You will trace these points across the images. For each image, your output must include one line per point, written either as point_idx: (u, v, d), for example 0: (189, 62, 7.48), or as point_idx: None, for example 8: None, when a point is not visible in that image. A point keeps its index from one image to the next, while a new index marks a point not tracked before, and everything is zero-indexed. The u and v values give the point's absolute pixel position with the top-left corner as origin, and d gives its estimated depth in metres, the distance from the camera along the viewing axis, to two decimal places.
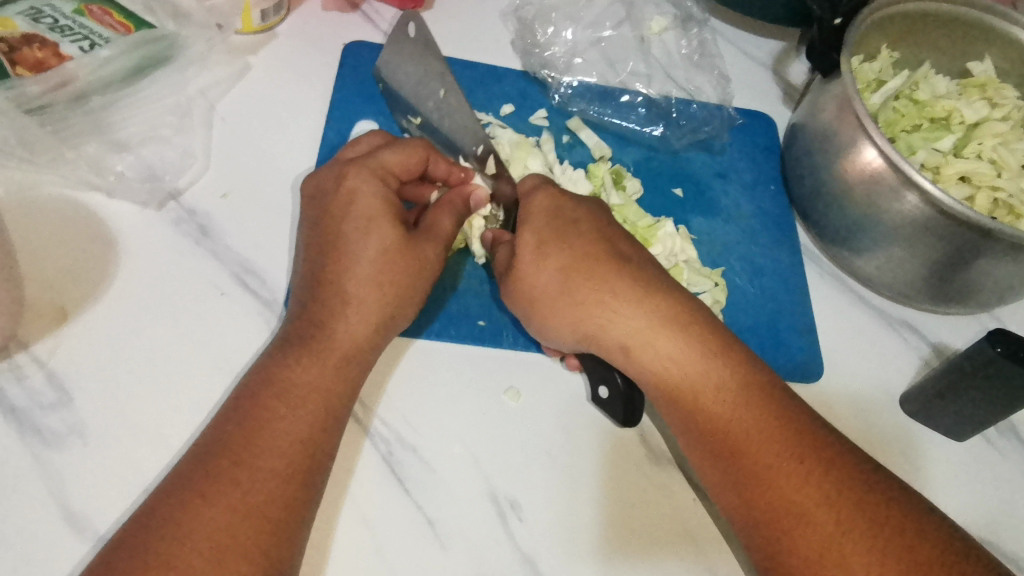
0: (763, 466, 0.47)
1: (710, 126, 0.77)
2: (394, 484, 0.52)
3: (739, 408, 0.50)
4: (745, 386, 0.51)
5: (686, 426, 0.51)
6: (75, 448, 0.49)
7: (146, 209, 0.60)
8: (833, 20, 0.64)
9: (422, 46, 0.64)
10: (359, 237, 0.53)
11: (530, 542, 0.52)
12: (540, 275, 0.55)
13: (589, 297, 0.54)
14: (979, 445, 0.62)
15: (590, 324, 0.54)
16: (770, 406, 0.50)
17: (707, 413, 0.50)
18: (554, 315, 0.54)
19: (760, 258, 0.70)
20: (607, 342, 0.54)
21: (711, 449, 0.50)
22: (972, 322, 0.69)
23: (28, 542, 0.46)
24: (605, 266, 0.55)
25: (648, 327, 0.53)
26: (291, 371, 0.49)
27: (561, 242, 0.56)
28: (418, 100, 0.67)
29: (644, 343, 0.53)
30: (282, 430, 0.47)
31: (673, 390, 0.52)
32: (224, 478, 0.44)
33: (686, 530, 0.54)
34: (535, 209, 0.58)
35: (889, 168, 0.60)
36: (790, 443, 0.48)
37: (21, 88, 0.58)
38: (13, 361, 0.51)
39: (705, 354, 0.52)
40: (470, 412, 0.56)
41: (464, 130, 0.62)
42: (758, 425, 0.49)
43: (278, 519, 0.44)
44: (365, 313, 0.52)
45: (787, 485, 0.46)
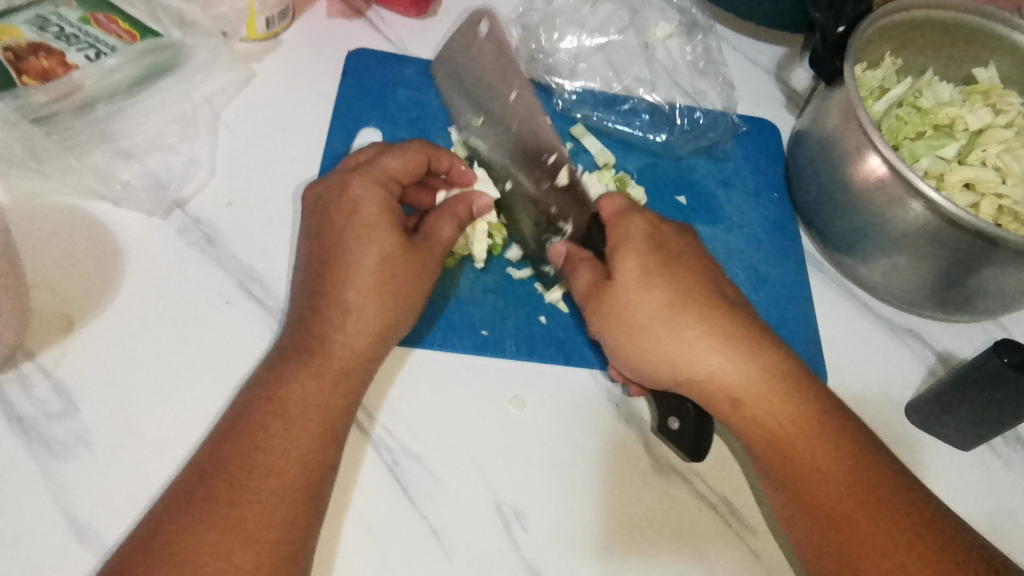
0: (869, 540, 0.47)
1: (714, 133, 0.77)
2: (399, 494, 0.52)
3: (841, 465, 0.50)
4: (856, 451, 0.50)
5: (779, 473, 0.52)
6: (81, 458, 0.49)
7: (152, 217, 0.60)
8: (835, 28, 0.65)
9: (494, 46, 0.68)
10: (359, 245, 0.53)
11: (535, 551, 0.52)
12: (645, 306, 0.55)
13: (695, 335, 0.54)
14: (984, 454, 0.62)
15: (696, 366, 0.53)
16: (864, 464, 0.50)
17: (815, 475, 0.50)
18: (656, 345, 0.54)
19: (763, 267, 0.71)
20: (713, 388, 0.53)
21: (811, 512, 0.50)
22: (978, 330, 0.69)
23: (35, 552, 0.46)
24: (712, 308, 0.55)
25: (762, 382, 0.53)
26: (289, 386, 0.50)
27: (668, 278, 0.56)
28: (486, 99, 0.67)
29: (758, 398, 0.53)
30: (282, 448, 0.47)
31: (783, 449, 0.52)
32: (220, 500, 0.44)
33: (691, 540, 0.54)
34: (631, 232, 0.58)
35: (893, 175, 0.59)
36: (880, 503, 0.48)
37: (27, 97, 0.59)
38: (19, 370, 0.51)
39: (809, 408, 0.52)
40: (473, 421, 0.56)
41: (534, 133, 0.64)
42: (870, 498, 0.48)
43: (277, 539, 0.44)
44: (364, 321, 0.52)
45: (877, 548, 0.47)
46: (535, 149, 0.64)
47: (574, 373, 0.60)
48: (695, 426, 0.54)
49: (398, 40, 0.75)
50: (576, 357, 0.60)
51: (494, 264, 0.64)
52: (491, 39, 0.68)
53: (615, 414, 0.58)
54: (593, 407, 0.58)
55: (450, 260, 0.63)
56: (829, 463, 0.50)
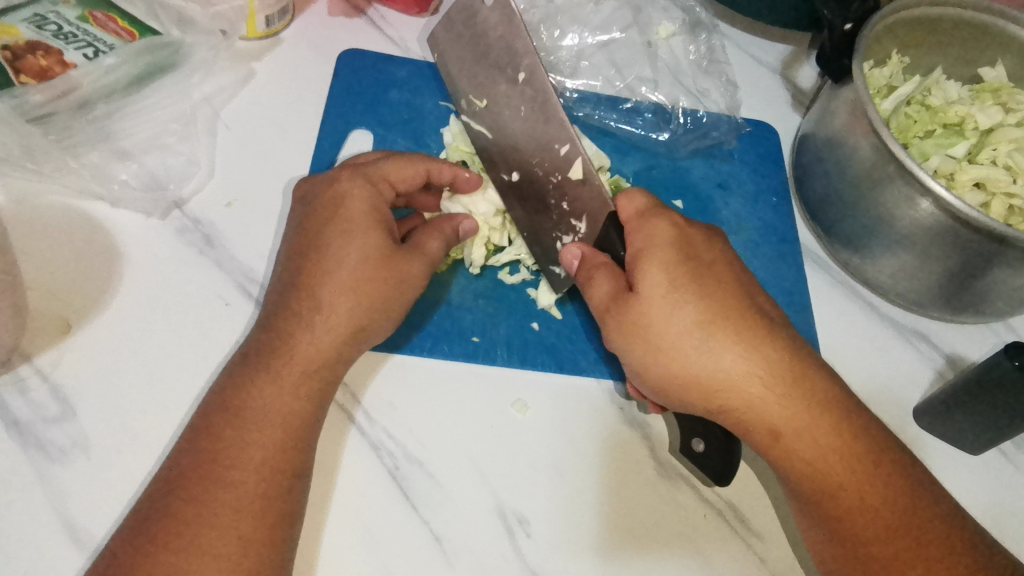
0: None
1: (717, 133, 0.76)
2: (399, 499, 0.51)
3: (887, 500, 0.49)
4: (896, 484, 0.49)
5: (815, 504, 0.50)
6: (78, 463, 0.49)
7: (150, 218, 0.59)
8: (842, 26, 0.63)
9: (500, 14, 0.61)
10: (341, 242, 0.52)
11: (538, 556, 0.51)
12: (677, 327, 0.51)
13: (733, 361, 0.50)
14: (992, 458, 0.61)
15: (735, 396, 0.50)
16: (909, 499, 0.49)
17: (858, 514, 0.49)
18: (688, 370, 0.50)
19: (762, 273, 0.70)
20: (750, 417, 0.51)
21: (857, 556, 0.48)
22: (988, 333, 0.68)
23: (30, 558, 0.46)
24: (749, 327, 0.52)
25: (804, 411, 0.50)
26: (248, 394, 0.48)
27: (701, 294, 0.52)
28: (490, 81, 0.64)
29: (800, 429, 0.50)
30: (238, 459, 0.46)
31: (824, 484, 0.50)
32: (172, 519, 0.43)
33: (696, 545, 0.53)
34: (657, 240, 0.53)
35: (901, 172, 0.58)
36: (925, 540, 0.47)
37: (24, 97, 0.58)
38: (16, 373, 0.51)
39: (851, 437, 0.50)
40: (474, 424, 0.55)
41: (546, 121, 0.59)
42: (919, 542, 0.47)
43: (238, 551, 0.43)
44: (334, 322, 0.51)
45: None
46: (547, 139, 0.59)
47: (567, 380, 0.58)
48: (722, 453, 0.53)
49: (399, 38, 0.74)
50: (574, 362, 0.59)
51: (487, 271, 0.63)
52: (495, 8, 0.61)
53: (618, 418, 0.57)
54: (596, 411, 0.57)
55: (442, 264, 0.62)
56: (871, 499, 0.49)
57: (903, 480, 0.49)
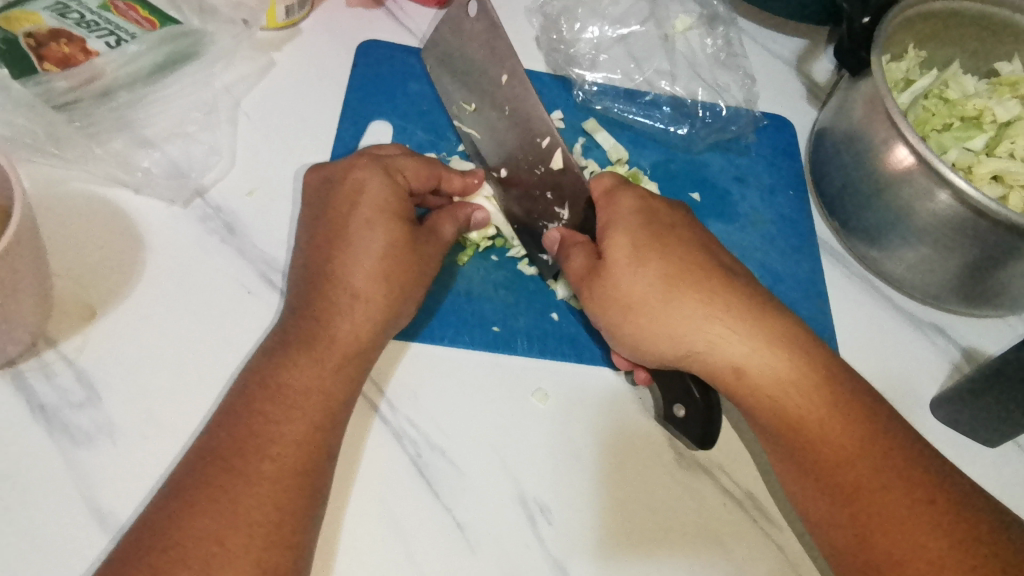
0: (887, 513, 0.46)
1: (735, 126, 0.76)
2: (422, 487, 0.52)
3: (850, 426, 0.49)
4: (862, 415, 0.50)
5: (785, 441, 0.51)
6: (104, 447, 0.49)
7: (172, 206, 0.59)
8: (861, 19, 0.64)
9: (485, 25, 0.64)
10: (363, 230, 0.53)
11: (561, 546, 0.51)
12: (641, 283, 0.53)
13: (695, 308, 0.53)
14: (1010, 450, 0.62)
15: (700, 341, 0.52)
16: (871, 421, 0.49)
17: (824, 444, 0.49)
18: (654, 322, 0.53)
19: (778, 265, 0.70)
20: (715, 360, 0.52)
21: (825, 485, 0.48)
22: (1002, 325, 0.68)
23: (57, 540, 0.46)
24: (709, 277, 0.54)
25: (765, 350, 0.52)
26: (287, 372, 0.49)
27: (661, 251, 0.54)
28: (475, 85, 0.66)
29: (762, 365, 0.51)
30: (278, 434, 0.46)
31: (789, 418, 0.51)
32: (208, 488, 0.43)
33: (715, 533, 0.54)
34: (622, 209, 0.56)
35: (921, 166, 0.59)
36: (888, 457, 0.48)
37: (50, 83, 0.58)
38: (42, 359, 0.51)
39: (813, 370, 0.51)
40: (494, 413, 0.55)
41: (528, 120, 0.62)
42: (882, 464, 0.48)
43: (268, 520, 0.43)
44: (369, 310, 0.52)
45: (892, 505, 0.46)
46: (531, 135, 0.62)
47: (587, 371, 0.59)
48: (702, 419, 0.53)
49: (418, 30, 0.74)
50: (592, 353, 0.60)
51: (507, 261, 0.63)
52: (480, 19, 0.64)
53: (638, 409, 0.58)
54: (615, 402, 0.58)
55: (461, 255, 0.62)
56: (833, 426, 0.49)
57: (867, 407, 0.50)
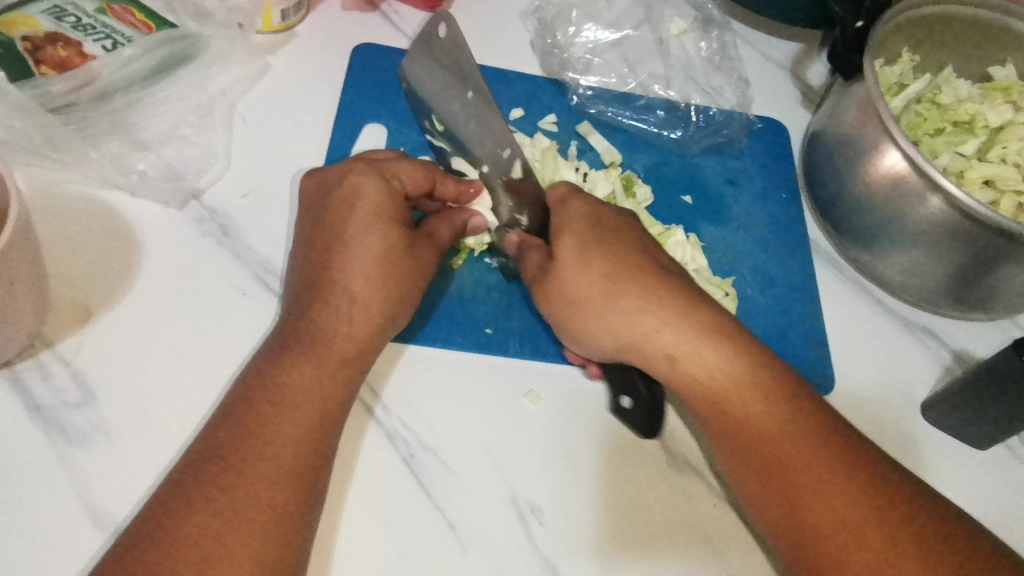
0: (813, 485, 0.47)
1: (729, 130, 0.77)
2: (415, 488, 0.52)
3: (773, 404, 0.51)
4: (799, 409, 0.50)
5: (716, 423, 0.52)
6: (99, 447, 0.50)
7: (168, 208, 0.60)
8: (854, 22, 0.64)
9: (451, 47, 0.61)
10: (360, 235, 0.53)
11: (553, 547, 0.52)
12: (584, 279, 0.54)
13: (631, 301, 0.54)
14: (999, 452, 0.62)
15: (635, 333, 0.53)
16: (794, 398, 0.51)
17: (762, 437, 0.50)
18: (596, 317, 0.54)
19: (770, 267, 0.70)
20: (651, 351, 0.53)
21: (761, 473, 0.49)
22: (992, 327, 0.69)
23: (51, 540, 0.46)
24: (642, 270, 0.55)
25: (704, 351, 0.53)
26: (285, 374, 0.49)
27: (607, 252, 0.55)
28: (443, 104, 0.65)
29: (699, 366, 0.52)
30: (277, 434, 0.46)
31: (726, 415, 0.51)
32: (202, 488, 0.44)
33: (705, 534, 0.54)
34: (573, 214, 0.57)
35: (913, 171, 0.59)
36: (808, 430, 0.49)
37: (46, 87, 0.59)
38: (37, 359, 0.51)
39: (738, 354, 0.52)
40: (486, 414, 0.56)
41: (489, 133, 0.60)
42: (815, 450, 0.48)
43: (269, 521, 0.43)
44: (368, 313, 0.52)
45: (814, 473, 0.48)
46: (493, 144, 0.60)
47: (580, 373, 0.59)
48: (647, 410, 0.54)
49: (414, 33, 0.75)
50: None
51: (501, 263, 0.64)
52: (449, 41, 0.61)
53: None
54: (607, 404, 0.58)
55: (456, 258, 0.62)
56: (759, 407, 0.51)
57: (790, 386, 0.51)
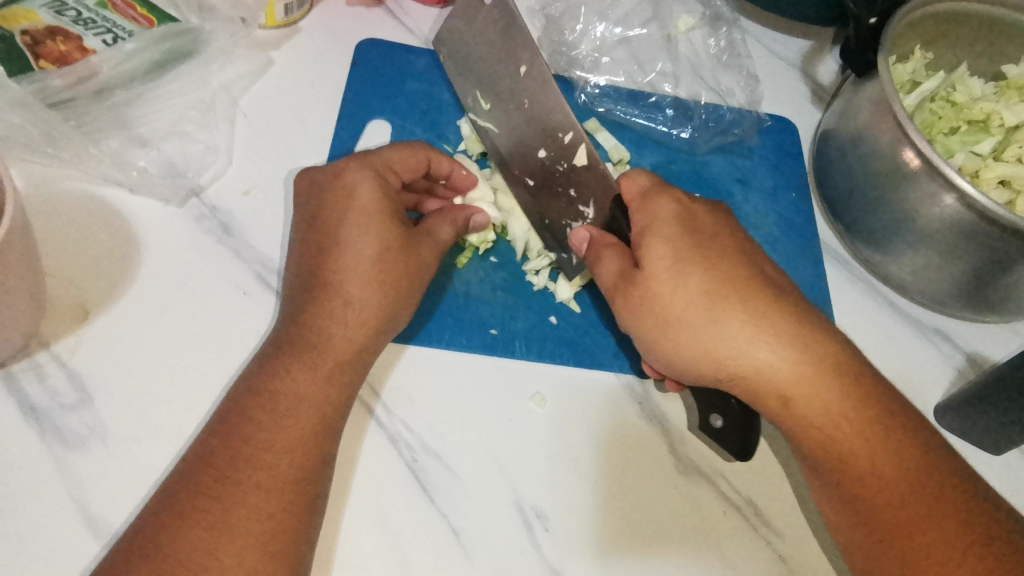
0: (934, 552, 0.45)
1: (739, 129, 0.75)
2: (417, 491, 0.51)
3: (896, 457, 0.48)
4: (914, 451, 0.48)
5: (826, 465, 0.50)
6: (95, 450, 0.49)
7: (168, 205, 0.59)
8: (868, 19, 0.63)
9: (499, 19, 0.63)
10: (356, 235, 0.52)
11: (557, 553, 0.50)
12: (682, 298, 0.52)
13: (739, 331, 0.51)
14: (1014, 458, 0.61)
15: (741, 364, 0.51)
16: (919, 454, 0.48)
17: (873, 478, 0.48)
18: (695, 340, 0.51)
19: (780, 268, 0.69)
20: (757, 383, 0.51)
21: (867, 523, 0.47)
22: (1007, 330, 0.68)
23: (47, 544, 0.45)
24: (756, 298, 0.53)
25: (813, 376, 0.50)
26: (279, 379, 0.48)
27: (704, 266, 0.53)
28: (493, 81, 0.65)
29: (809, 393, 0.50)
30: (274, 441, 0.45)
31: (834, 448, 0.49)
32: (200, 495, 0.43)
33: (714, 541, 0.53)
34: (659, 214, 0.56)
35: (926, 169, 0.58)
36: (931, 491, 0.47)
37: (45, 81, 0.58)
38: (33, 359, 0.50)
39: (861, 400, 0.50)
40: (491, 417, 0.54)
41: (550, 114, 0.61)
42: (934, 507, 0.46)
43: (265, 531, 0.42)
44: (363, 314, 0.51)
45: (935, 541, 0.45)
46: (551, 129, 0.61)
47: (586, 375, 0.58)
48: (740, 423, 0.53)
49: (418, 29, 0.74)
50: (589, 356, 0.59)
51: (507, 261, 0.63)
52: (495, 10, 0.63)
53: (638, 414, 0.57)
54: (614, 406, 0.57)
55: (461, 257, 0.61)
56: (878, 458, 0.48)
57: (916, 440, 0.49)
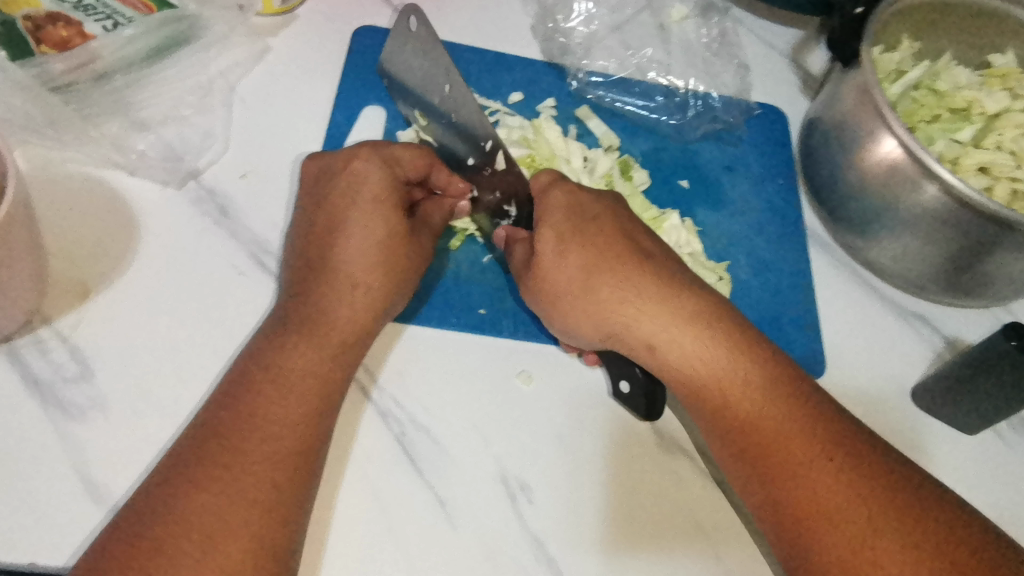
0: (793, 465, 0.48)
1: (728, 116, 0.77)
2: (406, 464, 0.53)
3: (749, 387, 0.51)
4: (771, 376, 0.52)
5: (694, 406, 0.53)
6: (97, 421, 0.51)
7: (166, 187, 0.60)
8: (852, 10, 0.65)
9: (425, 38, 0.62)
10: (359, 222, 0.54)
11: (541, 523, 0.52)
12: (564, 273, 0.55)
13: (609, 292, 0.55)
14: (989, 439, 0.62)
15: (615, 322, 0.54)
16: (774, 382, 0.51)
17: (727, 408, 0.51)
18: (575, 307, 0.55)
19: (765, 253, 0.70)
20: (631, 339, 0.54)
21: (740, 449, 0.50)
22: (987, 315, 0.69)
23: (50, 511, 0.47)
24: (627, 263, 0.56)
25: (671, 324, 0.54)
26: (283, 354, 0.50)
27: (583, 241, 0.56)
28: (424, 96, 0.64)
29: (671, 341, 0.53)
30: (275, 414, 0.47)
31: (695, 387, 0.53)
32: (204, 463, 0.44)
33: (691, 512, 0.55)
34: (551, 204, 0.57)
35: (907, 158, 0.59)
36: (789, 410, 0.50)
37: (46, 66, 0.60)
38: (37, 334, 0.52)
39: (738, 345, 0.53)
40: (478, 395, 0.56)
41: (473, 125, 0.60)
42: (783, 428, 0.49)
43: (267, 496, 0.44)
44: (369, 297, 0.53)
45: (795, 455, 0.48)
46: (474, 138, 0.61)
47: (573, 357, 0.59)
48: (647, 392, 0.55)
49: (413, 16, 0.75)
50: None
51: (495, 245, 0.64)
52: (420, 34, 0.62)
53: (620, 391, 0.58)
54: (596, 383, 0.58)
55: (454, 240, 0.63)
56: (733, 389, 0.51)
57: (780, 373, 0.52)
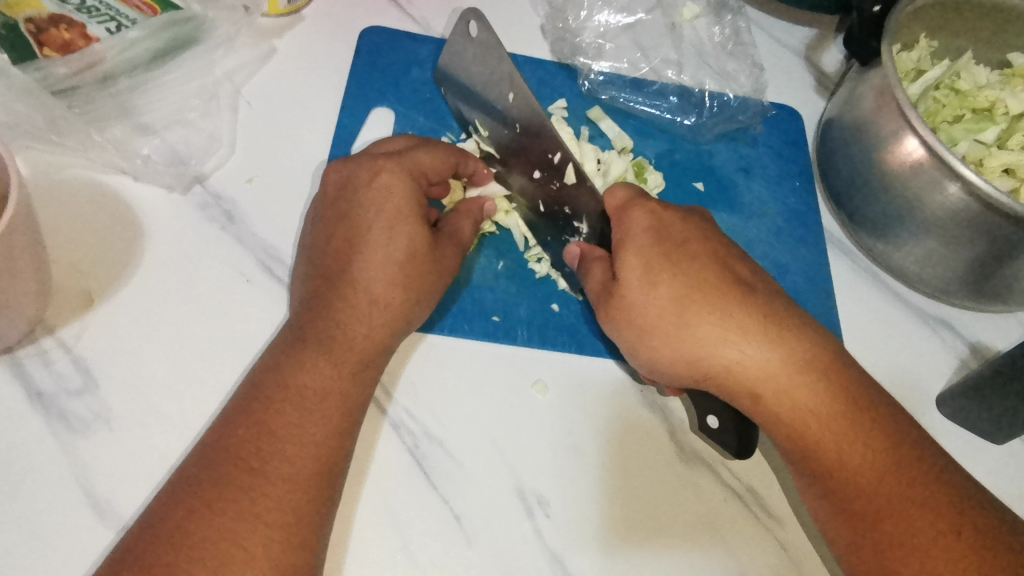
0: (909, 536, 0.45)
1: (743, 117, 0.75)
2: (421, 478, 0.51)
3: (867, 449, 0.49)
4: (888, 438, 0.49)
5: (801, 462, 0.51)
6: (101, 434, 0.49)
7: (172, 193, 0.59)
8: (871, 7, 0.63)
9: (483, 48, 0.63)
10: (385, 236, 0.53)
11: (558, 539, 0.51)
12: (654, 303, 0.53)
13: (708, 330, 0.52)
14: (1017, 447, 0.61)
15: (715, 364, 0.52)
16: (895, 443, 0.49)
17: (842, 470, 0.49)
18: (669, 343, 0.52)
19: (784, 258, 0.69)
20: (735, 383, 0.52)
21: (851, 513, 0.48)
22: (1012, 319, 0.67)
23: (54, 528, 0.46)
24: (729, 299, 0.53)
25: (781, 372, 0.51)
26: (302, 373, 0.48)
27: (673, 271, 0.54)
28: (485, 105, 0.64)
29: (780, 392, 0.51)
30: (293, 434, 0.46)
31: (806, 441, 0.50)
32: (223, 486, 0.43)
33: (711, 525, 0.53)
34: (633, 226, 0.56)
35: (931, 158, 0.58)
36: (910, 480, 0.47)
37: (50, 69, 0.59)
38: (40, 344, 0.51)
39: (836, 397, 0.50)
40: (493, 406, 0.55)
41: (540, 135, 0.60)
42: (921, 498, 0.46)
43: (283, 519, 0.43)
44: (386, 315, 0.52)
45: (910, 527, 0.46)
46: (542, 151, 0.61)
47: (589, 366, 0.58)
48: (739, 428, 0.53)
49: (421, 16, 0.73)
50: (590, 345, 0.59)
51: (508, 250, 0.62)
52: (480, 39, 0.63)
53: (638, 401, 0.57)
54: (614, 393, 0.57)
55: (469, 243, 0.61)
56: (852, 448, 0.49)
57: (898, 433, 0.49)
